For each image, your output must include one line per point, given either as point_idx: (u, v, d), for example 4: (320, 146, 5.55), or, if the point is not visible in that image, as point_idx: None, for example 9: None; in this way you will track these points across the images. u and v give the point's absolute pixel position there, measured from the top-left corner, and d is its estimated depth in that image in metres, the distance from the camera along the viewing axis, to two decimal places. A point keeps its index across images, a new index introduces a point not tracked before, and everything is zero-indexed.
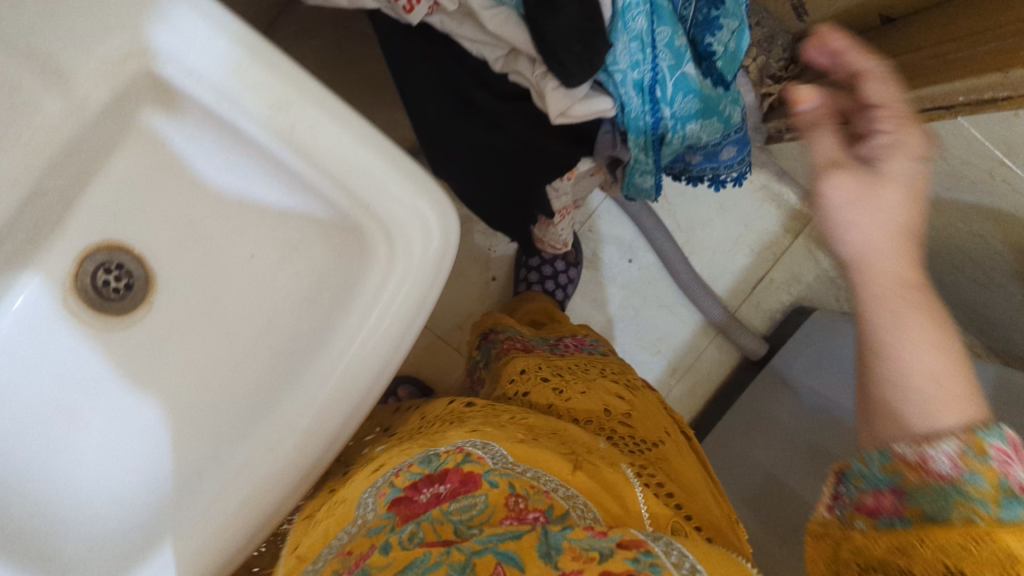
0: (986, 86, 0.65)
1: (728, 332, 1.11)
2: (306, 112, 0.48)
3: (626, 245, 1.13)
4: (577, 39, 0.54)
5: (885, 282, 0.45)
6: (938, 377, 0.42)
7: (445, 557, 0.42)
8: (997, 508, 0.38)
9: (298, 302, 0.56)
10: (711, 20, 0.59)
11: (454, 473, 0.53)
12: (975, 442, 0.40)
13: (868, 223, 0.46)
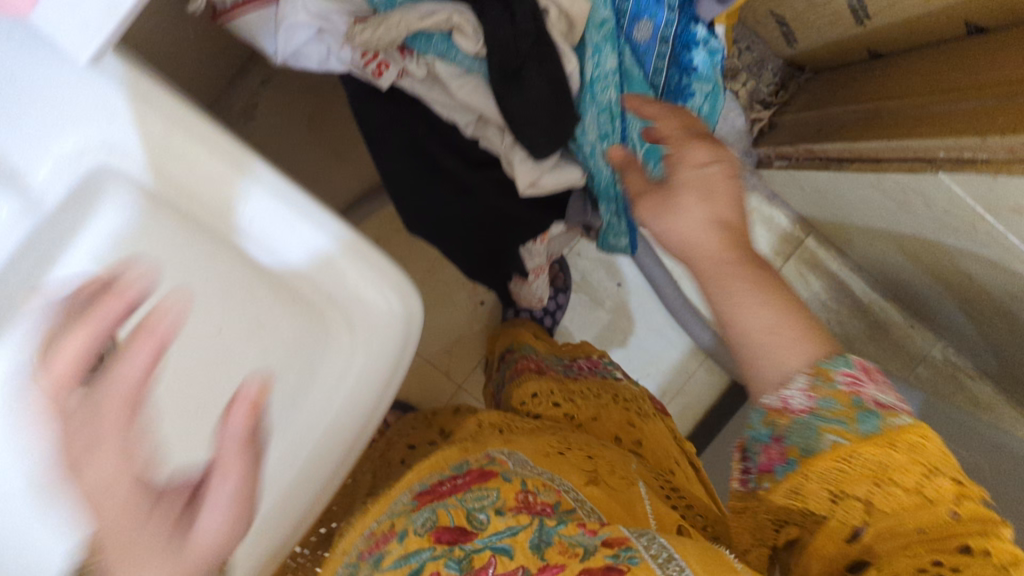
0: (964, 146, 0.62)
1: (717, 356, 1.11)
2: (265, 204, 0.48)
3: (614, 268, 1.12)
4: (543, 114, 0.54)
5: (706, 259, 0.49)
6: (771, 330, 0.46)
7: (446, 551, 0.50)
8: (855, 424, 0.42)
9: None
10: (683, 88, 0.58)
11: (473, 471, 0.60)
12: (820, 372, 0.44)
13: (683, 223, 0.49)
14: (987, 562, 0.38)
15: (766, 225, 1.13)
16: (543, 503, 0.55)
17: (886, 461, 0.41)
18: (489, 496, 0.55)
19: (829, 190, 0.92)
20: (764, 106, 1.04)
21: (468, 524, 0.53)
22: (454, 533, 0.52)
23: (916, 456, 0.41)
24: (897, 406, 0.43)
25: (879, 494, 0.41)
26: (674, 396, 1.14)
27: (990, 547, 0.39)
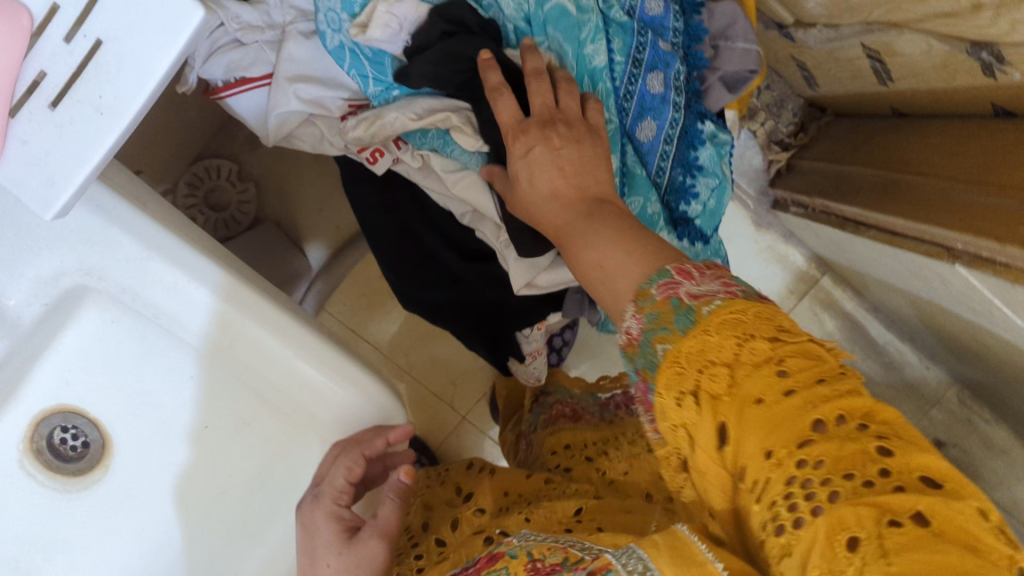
0: (983, 246, 0.60)
1: None
2: (248, 326, 0.49)
3: None
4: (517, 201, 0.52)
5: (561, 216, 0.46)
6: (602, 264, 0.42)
7: None
8: (674, 325, 0.37)
9: (250, 478, 0.54)
10: (686, 188, 0.56)
11: (485, 554, 0.51)
12: (642, 296, 0.39)
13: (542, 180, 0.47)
14: (853, 443, 0.31)
15: (781, 263, 1.10)
16: (553, 562, 0.46)
17: (707, 348, 0.35)
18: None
19: (845, 242, 0.88)
20: (782, 147, 1.01)
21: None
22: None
23: (729, 331, 0.35)
24: (716, 292, 0.37)
25: (706, 378, 0.35)
26: None
27: (843, 410, 0.32)
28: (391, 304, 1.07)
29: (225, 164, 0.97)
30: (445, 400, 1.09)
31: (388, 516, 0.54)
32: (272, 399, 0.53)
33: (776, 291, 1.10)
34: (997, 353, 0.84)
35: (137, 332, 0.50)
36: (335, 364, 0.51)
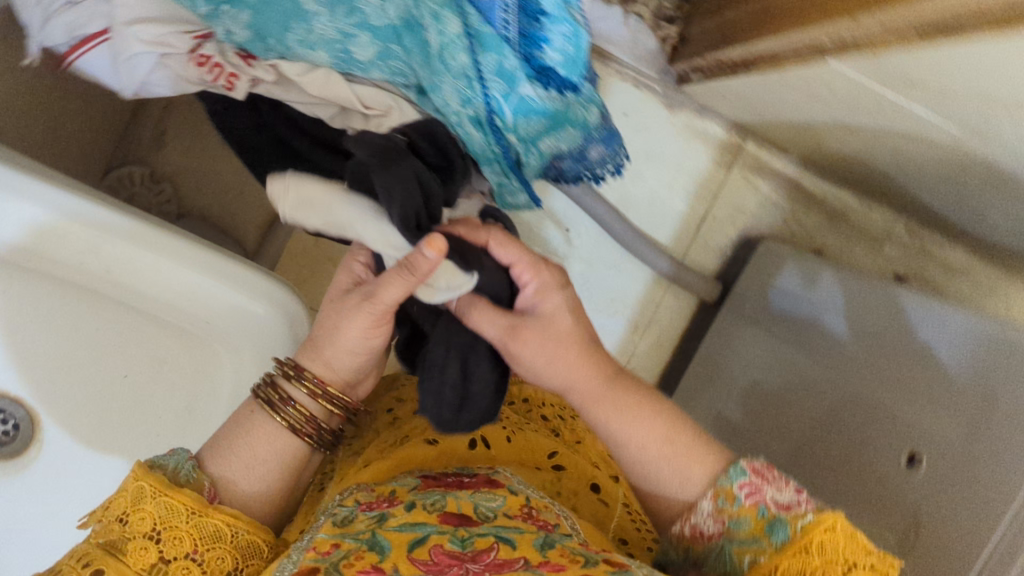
0: (846, 32, 0.60)
1: (679, 280, 1.11)
2: (127, 250, 0.59)
3: (561, 218, 1.10)
4: (453, 391, 0.53)
5: (579, 386, 0.55)
6: (647, 441, 0.54)
7: (451, 531, 0.48)
8: (766, 535, 0.49)
9: (182, 400, 0.66)
10: (538, 38, 0.56)
11: (484, 476, 0.59)
12: (723, 492, 0.52)
13: (547, 358, 0.54)
14: None
15: (702, 139, 1.10)
16: (546, 520, 0.53)
17: (801, 566, 0.46)
18: (497, 499, 0.54)
19: (749, 94, 0.89)
20: (669, 23, 1.01)
21: (476, 513, 0.51)
22: (458, 518, 0.51)
23: (828, 555, 0.46)
24: (794, 505, 0.50)
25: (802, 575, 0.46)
26: (646, 328, 1.15)
27: None
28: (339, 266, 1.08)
29: (136, 170, 0.98)
30: None
31: (388, 293, 0.51)
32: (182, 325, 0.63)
33: (704, 168, 1.11)
34: (913, 159, 0.84)
35: (40, 285, 0.61)
36: (220, 273, 0.61)
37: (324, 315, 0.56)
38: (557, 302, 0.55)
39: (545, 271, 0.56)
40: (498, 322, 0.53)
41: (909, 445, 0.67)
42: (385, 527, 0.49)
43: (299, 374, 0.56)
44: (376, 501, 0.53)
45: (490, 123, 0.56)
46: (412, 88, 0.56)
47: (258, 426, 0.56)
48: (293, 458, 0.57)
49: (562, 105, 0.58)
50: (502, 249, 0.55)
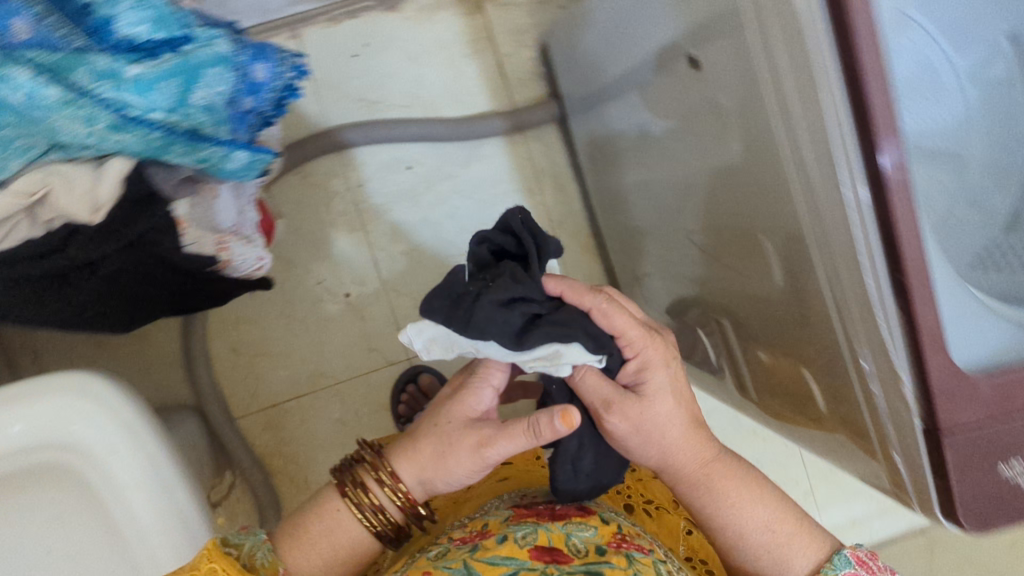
0: None
1: (520, 124, 1.10)
2: None
3: (394, 165, 1.11)
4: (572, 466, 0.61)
5: (688, 461, 0.63)
6: (764, 526, 0.62)
7: (543, 567, 0.55)
8: None
9: (101, 550, 0.55)
10: (101, 22, 0.54)
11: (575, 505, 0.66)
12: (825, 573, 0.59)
13: (658, 437, 0.61)
14: None
15: (436, 7, 1.10)
16: (638, 548, 0.60)
17: None
18: (590, 530, 0.61)
19: None
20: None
21: (567, 547, 0.58)
22: (548, 553, 0.57)
23: None
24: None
25: None
26: (540, 184, 1.14)
27: None
28: (273, 348, 1.10)
29: None
30: (381, 361, 1.12)
31: (504, 447, 0.59)
32: (27, 477, 0.53)
33: (460, 28, 1.10)
34: None
35: None
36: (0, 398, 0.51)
37: (435, 433, 0.62)
38: (666, 406, 0.61)
39: (656, 366, 0.62)
40: (606, 391, 0.60)
41: (683, 50, 0.61)
42: (478, 557, 0.57)
43: (396, 483, 0.63)
44: (469, 537, 0.62)
45: (128, 119, 0.56)
46: (48, 147, 0.57)
47: (340, 519, 0.63)
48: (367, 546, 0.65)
49: (177, 59, 0.56)
50: (614, 317, 0.60)
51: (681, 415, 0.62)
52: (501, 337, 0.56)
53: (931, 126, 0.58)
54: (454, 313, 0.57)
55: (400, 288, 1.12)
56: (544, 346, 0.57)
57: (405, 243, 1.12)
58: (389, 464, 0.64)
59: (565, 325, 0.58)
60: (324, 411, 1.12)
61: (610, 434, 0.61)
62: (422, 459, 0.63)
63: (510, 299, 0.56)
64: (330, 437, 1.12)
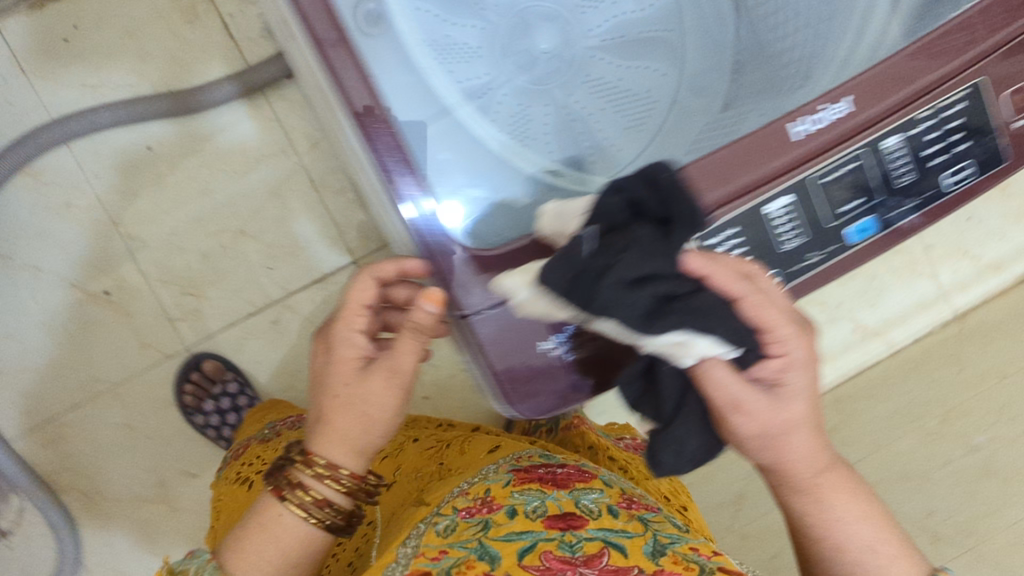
0: None
1: (253, 87, 1.04)
2: None
3: (130, 149, 1.04)
4: (674, 444, 0.50)
5: (803, 469, 0.53)
6: (874, 546, 0.53)
7: (562, 539, 0.58)
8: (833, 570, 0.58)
9: None
10: None
11: (573, 469, 0.72)
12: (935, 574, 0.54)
13: (786, 443, 0.52)
14: None
15: None
16: (638, 508, 0.65)
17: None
18: (596, 493, 0.66)
19: None
20: None
21: (578, 511, 0.62)
22: (560, 518, 0.60)
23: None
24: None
25: None
26: (294, 145, 1.07)
27: None
28: (35, 362, 1.04)
29: None
30: (157, 356, 1.07)
31: (403, 357, 0.56)
32: None
33: None
34: None
35: None
36: None
37: (345, 403, 0.56)
38: (800, 407, 0.51)
39: (806, 366, 0.50)
40: (738, 392, 0.48)
41: None
42: (490, 534, 0.59)
43: (336, 467, 0.57)
44: (473, 505, 0.63)
45: None
46: None
47: (285, 522, 0.57)
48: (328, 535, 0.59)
49: None
50: (761, 312, 0.48)
51: (797, 422, 0.51)
52: (630, 323, 0.43)
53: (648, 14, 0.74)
54: (587, 296, 0.43)
55: (163, 278, 1.06)
56: (672, 333, 0.44)
57: (156, 231, 1.05)
58: (319, 451, 0.57)
59: (707, 315, 0.44)
60: (106, 417, 1.07)
61: (733, 429, 0.51)
62: (354, 432, 0.57)
63: (652, 277, 0.43)
64: (116, 443, 1.07)
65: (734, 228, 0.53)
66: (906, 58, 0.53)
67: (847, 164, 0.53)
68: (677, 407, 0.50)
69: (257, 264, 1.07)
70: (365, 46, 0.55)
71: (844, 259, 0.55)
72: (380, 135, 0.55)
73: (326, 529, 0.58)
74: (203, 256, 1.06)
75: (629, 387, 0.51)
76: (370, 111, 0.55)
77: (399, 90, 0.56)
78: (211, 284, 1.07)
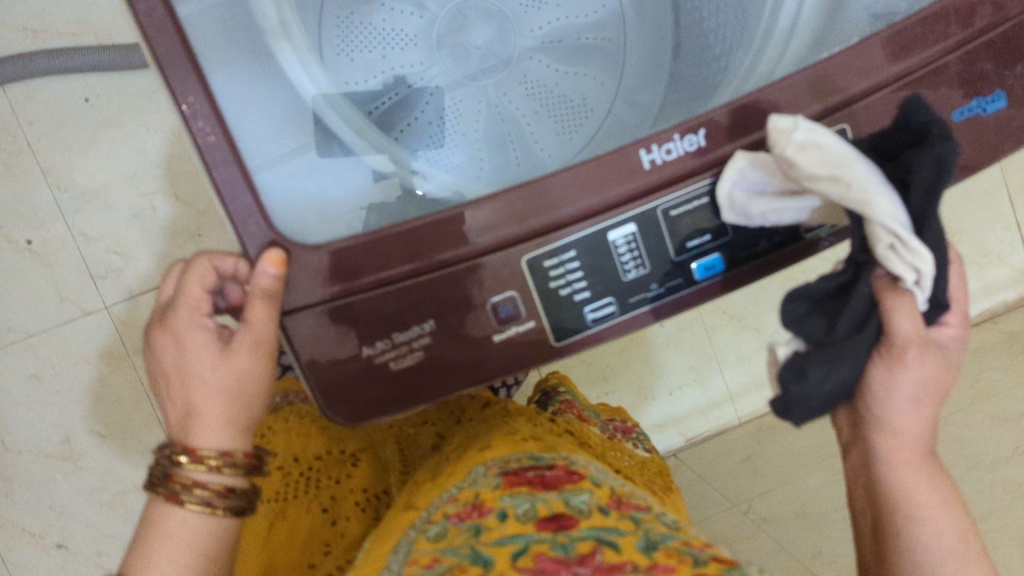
0: None
1: None
2: None
3: (69, 99, 1.02)
4: (831, 361, 0.47)
5: (912, 435, 0.52)
6: (947, 527, 0.51)
7: (553, 541, 0.50)
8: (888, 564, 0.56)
9: None
10: None
11: (561, 467, 0.61)
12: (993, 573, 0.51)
13: (913, 403, 0.51)
14: None
15: None
16: (635, 508, 0.56)
17: None
18: (588, 491, 0.57)
19: None
20: None
21: (570, 510, 0.53)
22: (553, 519, 0.52)
23: None
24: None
25: None
26: None
27: None
28: None
29: None
30: (75, 312, 1.05)
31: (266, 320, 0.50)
32: None
33: None
34: None
35: None
36: None
37: (217, 387, 0.51)
38: (939, 373, 0.51)
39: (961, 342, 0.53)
40: (915, 329, 0.47)
41: None
42: (483, 539, 0.51)
43: (229, 455, 0.51)
44: (464, 511, 0.56)
45: None
46: None
47: (188, 527, 0.51)
48: (239, 522, 0.53)
49: None
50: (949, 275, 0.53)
51: (928, 390, 0.51)
52: (923, 199, 0.45)
53: (585, 23, 0.78)
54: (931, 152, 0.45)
55: (88, 233, 1.04)
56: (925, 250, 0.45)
57: (85, 184, 1.04)
58: (204, 444, 0.50)
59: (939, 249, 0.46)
60: (17, 367, 1.05)
61: (877, 370, 0.50)
62: (234, 411, 0.51)
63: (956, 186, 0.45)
64: (25, 394, 1.05)
65: (573, 251, 0.52)
66: (775, 92, 0.51)
67: (698, 198, 0.52)
68: (851, 332, 0.47)
69: (186, 230, 1.06)
70: (190, 27, 0.49)
71: (690, 298, 0.54)
72: (201, 122, 0.48)
73: (237, 517, 0.52)
74: (133, 215, 1.05)
75: (799, 303, 0.48)
76: (191, 96, 0.48)
77: (230, 77, 0.51)
78: (137, 245, 1.05)
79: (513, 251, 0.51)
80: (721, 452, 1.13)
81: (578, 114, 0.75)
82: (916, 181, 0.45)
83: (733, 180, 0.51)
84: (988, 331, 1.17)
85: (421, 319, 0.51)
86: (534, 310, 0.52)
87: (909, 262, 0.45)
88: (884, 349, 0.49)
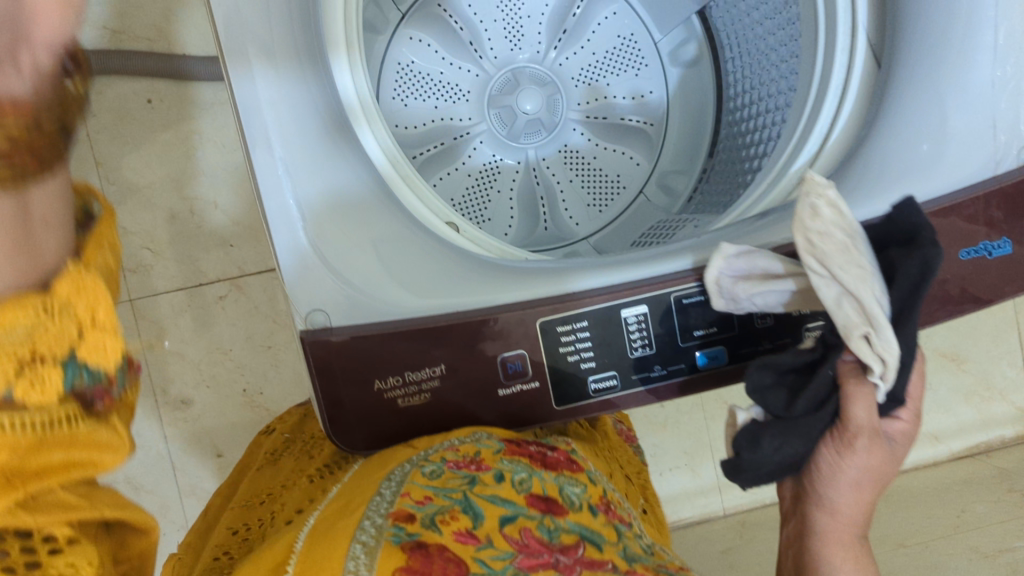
0: None
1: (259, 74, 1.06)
2: None
3: (129, 97, 1.06)
4: (778, 438, 0.49)
5: (846, 516, 0.52)
6: None
7: (543, 520, 0.49)
8: None
9: None
10: None
11: (563, 451, 0.60)
12: None
13: (852, 485, 0.51)
14: None
15: None
16: (619, 515, 0.56)
17: None
18: (581, 484, 0.56)
19: None
20: None
21: (563, 497, 0.52)
22: (546, 501, 0.51)
23: None
24: None
25: None
26: None
27: None
28: None
29: None
30: None
31: None
32: None
33: None
34: None
35: None
36: None
37: None
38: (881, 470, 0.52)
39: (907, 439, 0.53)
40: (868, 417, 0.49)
41: None
42: (477, 491, 0.50)
43: None
44: (463, 458, 0.53)
45: None
46: None
47: None
48: (28, 198, 0.38)
49: None
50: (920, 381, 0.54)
51: (870, 476, 0.51)
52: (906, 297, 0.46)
53: (628, 105, 0.83)
54: (925, 253, 0.45)
55: (125, 227, 1.07)
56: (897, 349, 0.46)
57: (131, 178, 1.07)
58: None
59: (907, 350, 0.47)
60: None
61: (824, 450, 0.51)
62: None
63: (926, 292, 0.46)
64: None
65: (585, 321, 0.54)
66: None
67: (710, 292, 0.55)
68: (810, 409, 0.49)
69: (218, 238, 1.09)
70: None
71: (688, 382, 0.57)
72: None
73: (20, 187, 0.37)
74: (170, 216, 1.08)
75: (765, 376, 0.50)
76: None
77: None
78: (171, 246, 1.08)
79: (535, 312, 0.54)
80: (699, 540, 1.15)
81: (610, 190, 0.82)
82: (903, 275, 0.46)
83: (718, 268, 0.52)
84: (980, 464, 1.18)
85: (433, 363, 0.54)
86: (540, 373, 0.55)
87: (873, 351, 0.46)
88: (837, 430, 0.50)
